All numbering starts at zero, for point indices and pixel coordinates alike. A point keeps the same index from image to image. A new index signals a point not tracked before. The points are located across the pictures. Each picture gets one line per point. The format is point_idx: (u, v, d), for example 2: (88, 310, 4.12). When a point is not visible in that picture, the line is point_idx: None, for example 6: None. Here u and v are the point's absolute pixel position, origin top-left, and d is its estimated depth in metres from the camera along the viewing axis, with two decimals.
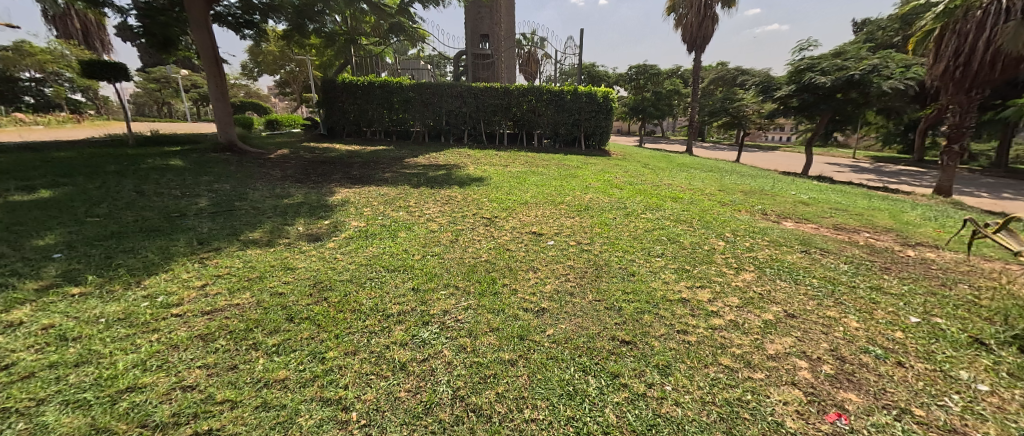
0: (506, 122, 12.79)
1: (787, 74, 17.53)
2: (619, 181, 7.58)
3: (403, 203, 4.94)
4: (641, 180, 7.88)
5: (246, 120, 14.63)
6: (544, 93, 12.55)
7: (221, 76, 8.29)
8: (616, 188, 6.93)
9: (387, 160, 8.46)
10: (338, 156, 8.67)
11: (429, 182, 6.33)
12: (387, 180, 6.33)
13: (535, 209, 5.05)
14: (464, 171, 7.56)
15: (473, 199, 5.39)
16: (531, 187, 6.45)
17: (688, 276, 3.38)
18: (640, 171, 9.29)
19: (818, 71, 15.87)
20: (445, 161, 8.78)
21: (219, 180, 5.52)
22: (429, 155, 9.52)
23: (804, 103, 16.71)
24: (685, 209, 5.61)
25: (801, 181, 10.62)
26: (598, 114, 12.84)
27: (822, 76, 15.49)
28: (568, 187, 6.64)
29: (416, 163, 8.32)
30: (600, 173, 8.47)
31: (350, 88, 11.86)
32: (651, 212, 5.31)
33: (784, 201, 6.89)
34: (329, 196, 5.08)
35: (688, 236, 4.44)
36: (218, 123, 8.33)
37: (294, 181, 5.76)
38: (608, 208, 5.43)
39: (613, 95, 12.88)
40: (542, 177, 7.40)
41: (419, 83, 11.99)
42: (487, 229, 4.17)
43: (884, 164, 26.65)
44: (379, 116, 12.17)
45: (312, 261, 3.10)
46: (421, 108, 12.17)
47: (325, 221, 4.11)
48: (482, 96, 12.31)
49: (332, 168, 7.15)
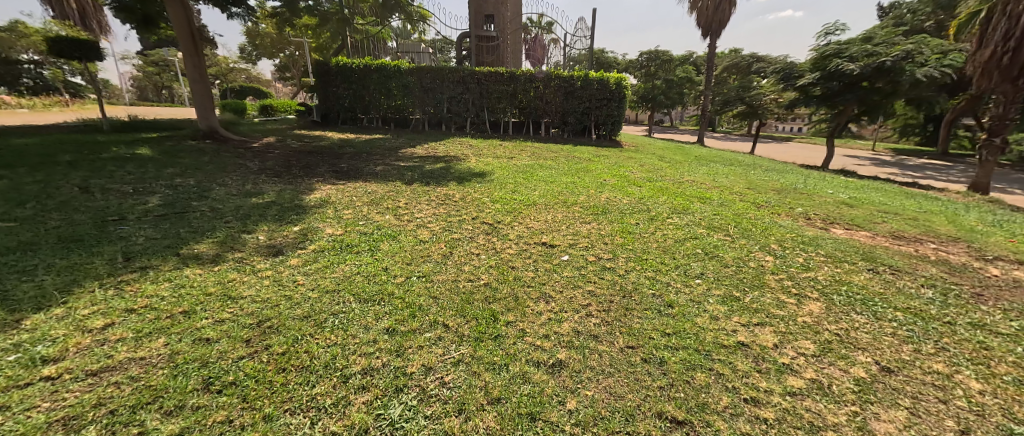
0: (512, 109, 11.98)
1: (811, 60, 16.47)
2: (635, 177, 6.84)
3: (390, 204, 4.25)
4: (661, 176, 7.13)
5: (237, 104, 13.91)
6: (553, 79, 11.72)
7: (199, 56, 7.55)
8: (635, 185, 6.19)
9: (382, 150, 7.78)
10: (329, 145, 7.97)
11: (426, 177, 5.66)
12: (377, 174, 5.65)
13: (545, 213, 4.34)
14: (465, 164, 6.88)
15: (473, 199, 4.69)
16: (539, 183, 5.74)
17: (740, 307, 2.67)
18: (657, 166, 8.53)
19: (846, 57, 14.81)
20: (445, 152, 8.07)
21: (185, 173, 4.85)
22: (428, 145, 8.80)
23: (829, 91, 15.70)
24: (717, 213, 4.87)
25: (831, 177, 9.79)
26: (609, 102, 12.05)
27: (851, 62, 14.42)
28: (581, 184, 5.92)
29: (414, 154, 7.63)
30: (615, 167, 7.72)
31: (344, 71, 11.06)
32: (677, 217, 4.59)
33: (824, 202, 6.13)
34: (306, 194, 4.40)
35: (728, 249, 3.71)
36: (197, 109, 7.64)
37: (271, 175, 5.09)
38: (628, 210, 4.72)
39: (627, 82, 12.01)
40: (551, 172, 6.70)
41: (418, 66, 11.19)
42: (487, 240, 3.47)
43: (906, 158, 25.50)
44: (375, 102, 11.39)
45: (262, 287, 2.42)
46: (420, 94, 11.37)
47: (293, 227, 3.42)
48: (487, 81, 11.49)
49: (318, 159, 6.46)
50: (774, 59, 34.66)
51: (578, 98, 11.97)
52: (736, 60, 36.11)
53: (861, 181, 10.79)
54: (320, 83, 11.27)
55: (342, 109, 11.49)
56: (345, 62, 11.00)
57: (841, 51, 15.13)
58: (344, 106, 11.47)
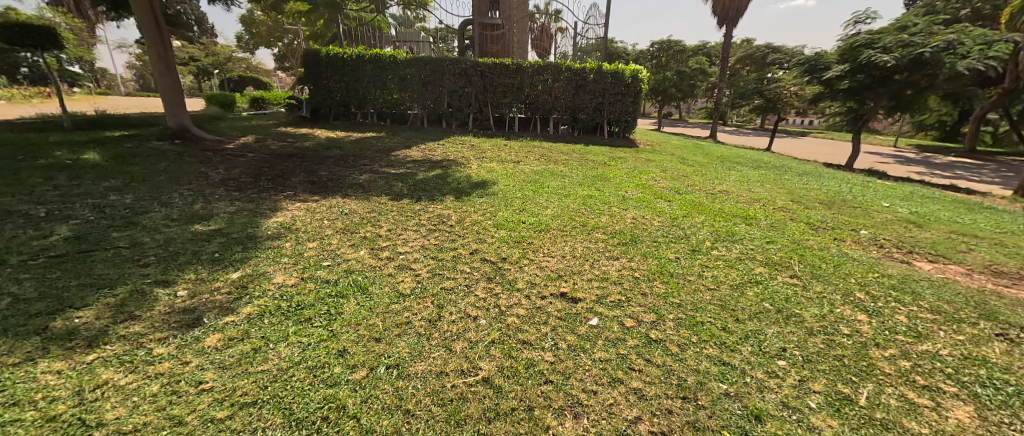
0: (518, 104, 11.05)
1: (839, 51, 15.33)
2: (662, 187, 5.94)
3: (369, 233, 3.41)
4: (689, 185, 6.24)
5: (225, 96, 13.03)
6: (563, 71, 10.73)
7: (166, 45, 6.67)
8: (663, 198, 5.29)
9: (373, 153, 6.95)
10: (314, 146, 7.14)
11: (417, 190, 4.80)
12: (360, 186, 4.79)
13: (561, 245, 3.47)
14: (465, 170, 6.02)
15: (473, 222, 3.84)
16: (551, 197, 4.88)
17: (860, 422, 1.81)
18: (681, 171, 7.60)
19: (879, 48, 13.62)
20: (443, 154, 7.24)
21: (125, 186, 4.05)
22: (425, 146, 7.96)
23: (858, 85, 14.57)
24: (771, 240, 3.99)
25: (872, 184, 8.82)
26: (624, 97, 11.08)
27: (885, 53, 13.26)
28: (600, 197, 5.05)
29: (408, 157, 6.79)
30: (635, 173, 6.83)
31: (335, 61, 10.10)
32: (724, 247, 3.72)
33: (886, 220, 5.20)
34: (264, 218, 3.54)
35: (805, 301, 2.84)
36: (166, 105, 6.80)
37: (231, 188, 4.28)
38: (663, 237, 3.85)
39: (643, 75, 11.02)
40: (564, 180, 5.82)
41: (416, 57, 10.26)
42: (489, 293, 2.62)
43: (931, 155, 24.26)
44: (370, 96, 10.47)
45: (141, 403, 1.57)
46: (419, 88, 10.45)
47: (230, 275, 2.56)
48: (491, 74, 10.55)
49: (296, 165, 5.64)
50: (790, 50, 33.26)
51: (590, 93, 11.01)
52: (749, 51, 34.70)
53: (900, 185, 9.86)
54: (309, 75, 10.33)
55: (334, 103, 10.59)
56: (335, 52, 10.05)
57: (874, 42, 13.92)
58: (336, 100, 10.57)
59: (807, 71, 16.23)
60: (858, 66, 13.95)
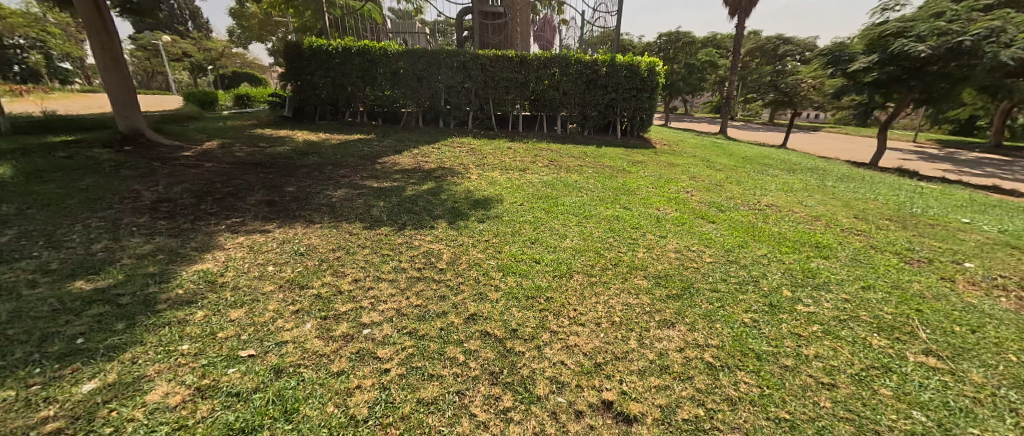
0: (523, 101, 10.05)
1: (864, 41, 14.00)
2: (698, 202, 4.98)
3: (325, 289, 2.44)
4: (727, 197, 5.30)
5: (205, 94, 12.04)
6: (573, 64, 9.72)
7: (111, 35, 5.66)
8: (706, 218, 4.32)
9: (357, 160, 6.00)
10: (289, 152, 6.19)
11: (402, 212, 3.85)
12: (330, 207, 3.83)
13: (592, 302, 2.54)
14: (463, 183, 5.07)
15: (470, 265, 2.88)
16: (569, 220, 3.92)
17: None
18: (712, 177, 6.62)
19: (912, 37, 12.01)
20: (437, 161, 6.28)
21: (14, 216, 3.09)
22: (418, 150, 7.01)
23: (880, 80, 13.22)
24: (864, 284, 3.03)
25: (923, 189, 7.83)
26: (640, 93, 10.12)
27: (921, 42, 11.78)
28: (629, 220, 4.08)
29: (397, 166, 5.84)
30: (663, 182, 5.87)
31: (319, 54, 9.05)
32: (809, 299, 2.76)
33: (981, 244, 4.22)
34: (182, 267, 2.56)
35: (973, 407, 1.87)
36: (114, 105, 5.83)
37: (160, 216, 3.33)
38: (723, 283, 2.88)
39: (660, 68, 10.07)
40: (582, 195, 4.86)
41: (409, 49, 9.24)
42: (494, 414, 1.66)
43: (954, 152, 23.14)
44: (359, 93, 9.46)
45: None
46: (413, 84, 9.44)
47: (80, 387, 1.59)
48: (493, 68, 9.55)
49: (259, 177, 4.68)
50: (803, 41, 32.00)
51: (602, 88, 10.02)
52: (761, 43, 33.43)
53: (947, 189, 8.91)
54: (291, 69, 9.27)
55: (318, 101, 9.49)
56: (319, 43, 8.99)
57: (910, 29, 12.37)
58: (320, 98, 9.47)
59: (831, 63, 14.80)
60: (890, 57, 12.47)
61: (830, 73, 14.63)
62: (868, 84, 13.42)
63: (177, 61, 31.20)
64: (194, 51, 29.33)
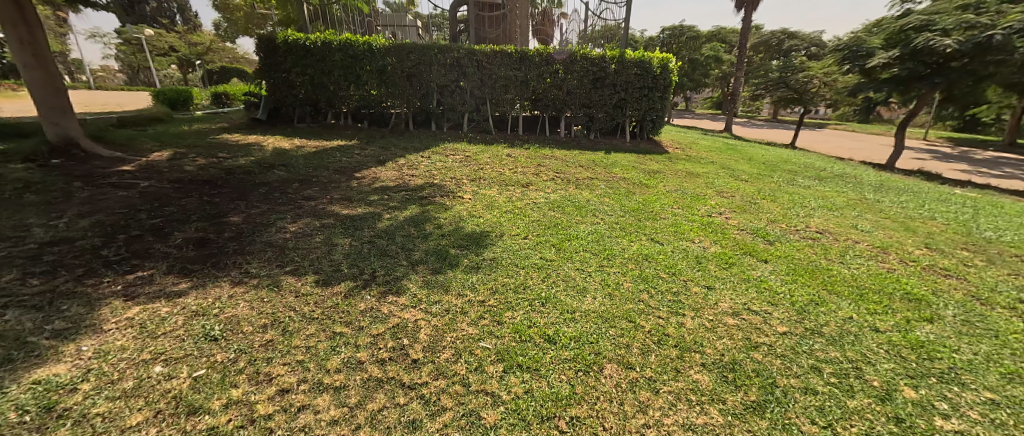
0: (523, 101, 9.16)
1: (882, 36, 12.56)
2: (737, 228, 4.15)
3: (227, 417, 1.58)
4: (767, 221, 4.48)
5: (177, 93, 11.03)
6: (578, 61, 8.83)
7: (32, 26, 4.73)
8: (754, 254, 3.50)
9: (331, 175, 5.14)
10: (251, 164, 5.30)
11: (373, 256, 3.01)
12: (279, 250, 2.97)
13: (639, 421, 1.71)
14: (455, 207, 4.25)
15: (457, 355, 2.02)
16: (587, 264, 3.09)
17: None
18: (740, 191, 5.81)
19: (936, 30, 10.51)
20: (424, 175, 5.43)
21: None
22: (404, 160, 6.15)
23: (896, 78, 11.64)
24: (1004, 371, 2.18)
25: (971, 201, 7.01)
26: (651, 92, 9.34)
27: (948, 36, 10.30)
28: (662, 261, 3.23)
29: (377, 182, 4.99)
30: (689, 201, 5.03)
31: (295, 49, 8.05)
32: (945, 404, 1.92)
33: None
34: (10, 380, 1.66)
35: None
36: (41, 110, 4.96)
37: (34, 272, 2.44)
38: (816, 376, 2.04)
39: (672, 65, 9.27)
40: (598, 221, 4.03)
41: (397, 44, 8.29)
42: None
43: (967, 151, 22.41)
44: (341, 93, 8.50)
45: None
46: (401, 82, 8.51)
47: None
48: (490, 65, 8.66)
49: (202, 202, 3.80)
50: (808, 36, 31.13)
51: (609, 87, 9.17)
52: (764, 38, 32.60)
53: (987, 197, 8.16)
54: (265, 66, 8.29)
55: (295, 102, 8.49)
56: (296, 37, 7.98)
57: (933, 23, 10.85)
58: (298, 98, 8.47)
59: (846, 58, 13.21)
60: (913, 52, 10.93)
61: (845, 70, 13.03)
62: (887, 80, 11.83)
63: (162, 55, 30.04)
64: (180, 45, 28.21)
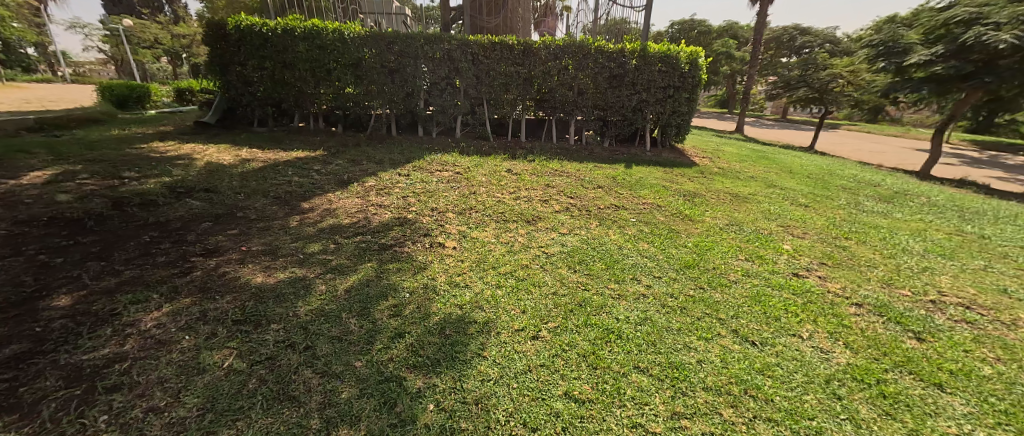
0: (525, 102, 7.78)
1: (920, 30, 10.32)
2: (850, 303, 2.80)
3: None
4: (878, 284, 3.14)
5: (127, 89, 9.61)
6: (592, 54, 7.44)
7: None
8: (911, 368, 2.14)
9: (267, 206, 3.77)
10: (161, 189, 3.93)
11: (258, 402, 1.63)
12: (81, 390, 1.61)
13: None
14: (429, 266, 2.89)
15: None
16: (652, 414, 1.72)
17: None
18: (809, 226, 4.49)
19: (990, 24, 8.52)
20: (396, 206, 4.07)
21: None
22: (375, 181, 4.80)
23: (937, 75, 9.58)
24: None
25: None
26: (677, 92, 7.95)
27: (1000, 32, 8.31)
28: (775, 397, 1.87)
29: (328, 216, 3.63)
30: (756, 246, 3.69)
31: (249, 37, 6.63)
32: None
33: None
34: None
35: None
36: None
37: None
38: None
39: (702, 61, 7.87)
40: (644, 293, 2.70)
41: (374, 32, 6.87)
42: None
43: (996, 155, 21.02)
44: (308, 91, 7.09)
45: None
46: (381, 79, 7.09)
47: None
48: (487, 59, 7.28)
49: (29, 266, 2.43)
50: (822, 32, 29.64)
51: (628, 86, 7.78)
52: (777, 34, 31.08)
53: None
54: (215, 58, 6.87)
55: (253, 101, 7.08)
56: (250, 23, 6.56)
57: (986, 16, 8.74)
58: (256, 96, 7.06)
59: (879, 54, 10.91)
60: (959, 48, 9.02)
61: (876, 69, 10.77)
62: (926, 79, 9.94)
63: (145, 47, 28.46)
64: (163, 37, 26.73)
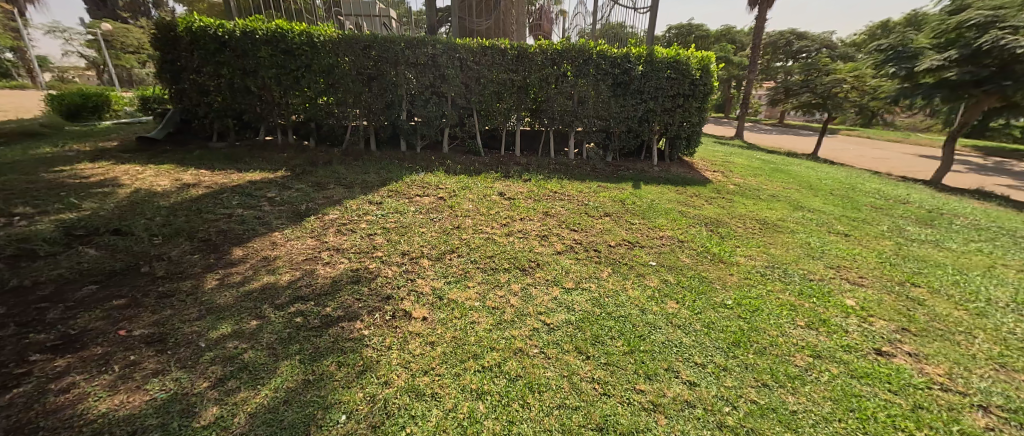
0: (520, 113, 6.99)
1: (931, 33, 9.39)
2: (972, 406, 2.01)
3: None
4: (992, 366, 2.34)
5: (81, 98, 8.71)
6: (594, 60, 6.67)
7: None
8: None
9: (186, 254, 2.93)
10: (53, 231, 3.07)
11: None
12: None
13: None
14: (386, 358, 2.06)
15: None
16: None
17: None
18: (863, 266, 3.72)
19: (1010, 26, 7.65)
20: (358, 250, 3.24)
21: None
22: (339, 213, 3.97)
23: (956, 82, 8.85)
24: None
25: None
26: (688, 102, 7.19)
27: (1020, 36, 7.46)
28: None
29: (263, 271, 2.79)
30: (814, 304, 2.89)
31: (203, 40, 5.79)
32: None
33: None
34: None
35: None
36: None
37: None
38: None
39: (714, 67, 7.13)
40: (691, 401, 1.89)
41: (348, 35, 6.06)
42: None
43: (1003, 162, 20.50)
44: (273, 101, 6.25)
45: None
46: (356, 87, 6.27)
47: None
48: (476, 66, 6.49)
49: None
50: (819, 36, 29.23)
51: (634, 94, 7.01)
52: (774, 38, 30.66)
53: None
54: (165, 64, 6.02)
55: (211, 112, 6.23)
56: (203, 24, 5.72)
57: (1003, 19, 7.83)
58: (214, 107, 6.21)
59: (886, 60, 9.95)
60: (973, 53, 8.17)
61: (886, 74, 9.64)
62: (937, 85, 9.01)
63: (129, 53, 27.50)
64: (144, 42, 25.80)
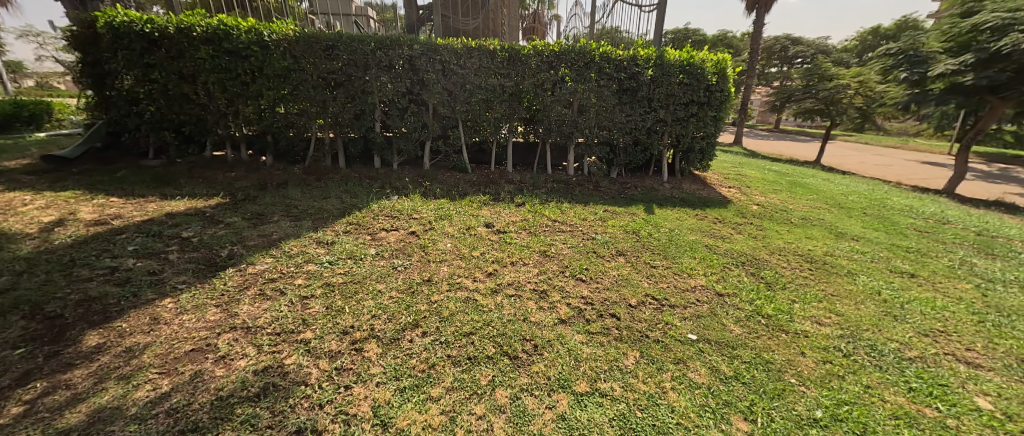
0: (512, 123, 6.08)
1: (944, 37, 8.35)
2: None
3: None
4: None
5: (11, 106, 7.66)
6: (596, 62, 5.79)
7: None
8: None
9: (6, 347, 1.95)
10: None
11: None
12: None
13: None
14: None
15: None
16: None
17: None
18: (964, 331, 2.81)
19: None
20: (279, 324, 2.29)
21: None
22: (273, 261, 3.00)
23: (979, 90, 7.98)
24: None
25: None
26: (702, 110, 6.32)
27: None
28: None
29: (111, 379, 1.81)
30: (940, 414, 1.98)
31: (129, 38, 4.82)
32: None
33: None
34: None
35: None
36: None
37: None
38: None
39: (730, 71, 6.28)
40: None
41: (307, 33, 5.12)
42: None
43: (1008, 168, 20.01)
44: (219, 110, 5.27)
45: None
46: (318, 95, 5.32)
47: None
48: (460, 70, 5.58)
49: None
50: (815, 42, 28.89)
51: (642, 101, 6.12)
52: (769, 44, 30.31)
53: None
54: (85, 67, 5.04)
55: (143, 124, 5.24)
56: (128, 18, 4.75)
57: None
58: (147, 118, 5.22)
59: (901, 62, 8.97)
60: (991, 57, 7.12)
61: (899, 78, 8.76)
62: (949, 90, 8.07)
63: None
64: None
